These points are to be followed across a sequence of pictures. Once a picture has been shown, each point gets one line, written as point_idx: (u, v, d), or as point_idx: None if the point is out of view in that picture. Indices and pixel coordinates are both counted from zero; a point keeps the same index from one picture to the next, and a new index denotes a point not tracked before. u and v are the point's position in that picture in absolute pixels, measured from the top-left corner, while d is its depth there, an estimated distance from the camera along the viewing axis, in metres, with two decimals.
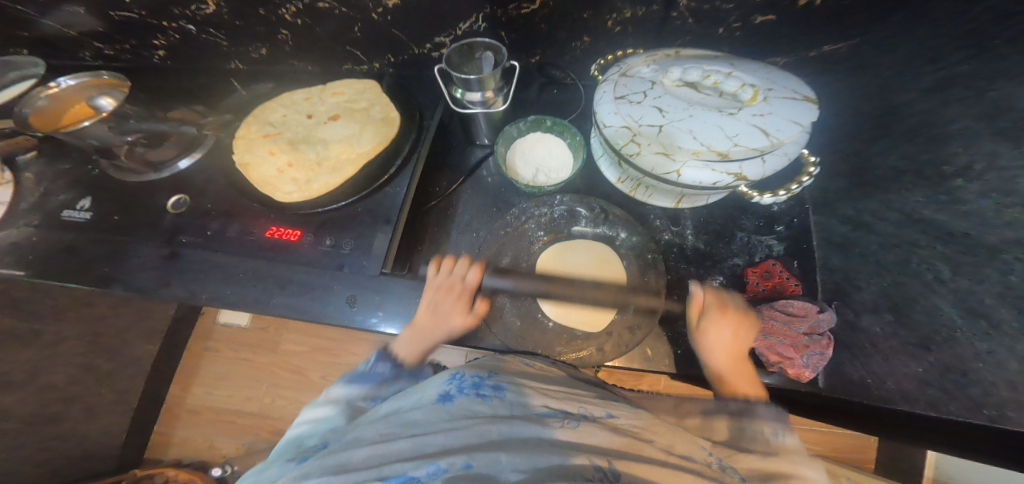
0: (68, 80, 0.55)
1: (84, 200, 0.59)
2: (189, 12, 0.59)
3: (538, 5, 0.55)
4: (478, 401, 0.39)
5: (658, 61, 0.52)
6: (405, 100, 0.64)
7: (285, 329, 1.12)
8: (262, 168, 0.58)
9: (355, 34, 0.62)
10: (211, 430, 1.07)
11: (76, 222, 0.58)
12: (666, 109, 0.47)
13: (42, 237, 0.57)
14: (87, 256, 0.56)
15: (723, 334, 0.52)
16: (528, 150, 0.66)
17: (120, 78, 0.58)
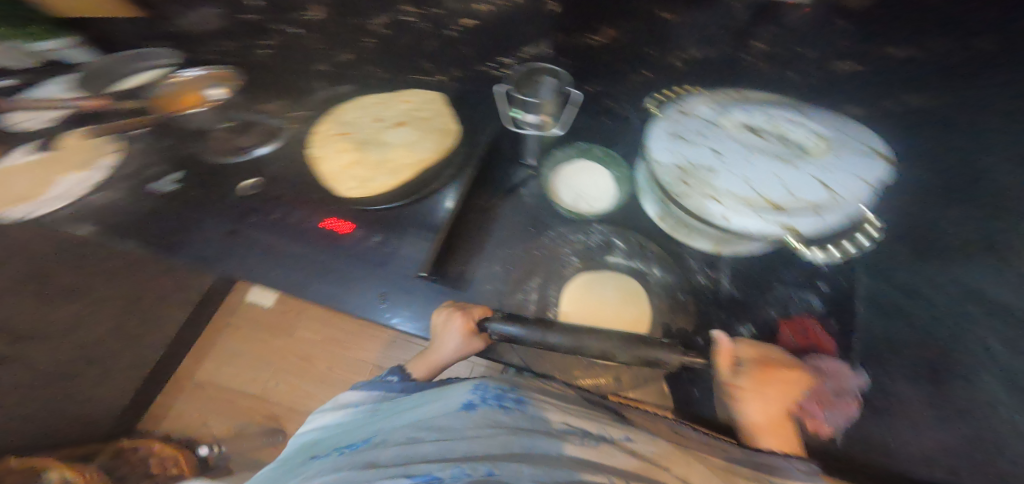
0: (192, 70, 0.69)
1: (172, 174, 0.64)
2: (297, 16, 0.66)
3: None
4: (500, 411, 0.41)
5: (721, 105, 0.54)
6: (466, 115, 0.67)
7: None
8: (330, 163, 0.62)
9: (430, 48, 0.67)
10: None
11: (161, 192, 0.63)
12: (723, 155, 0.49)
13: (133, 204, 0.63)
14: (168, 225, 0.62)
15: (751, 402, 0.49)
16: (572, 176, 0.66)
17: (228, 73, 0.69)
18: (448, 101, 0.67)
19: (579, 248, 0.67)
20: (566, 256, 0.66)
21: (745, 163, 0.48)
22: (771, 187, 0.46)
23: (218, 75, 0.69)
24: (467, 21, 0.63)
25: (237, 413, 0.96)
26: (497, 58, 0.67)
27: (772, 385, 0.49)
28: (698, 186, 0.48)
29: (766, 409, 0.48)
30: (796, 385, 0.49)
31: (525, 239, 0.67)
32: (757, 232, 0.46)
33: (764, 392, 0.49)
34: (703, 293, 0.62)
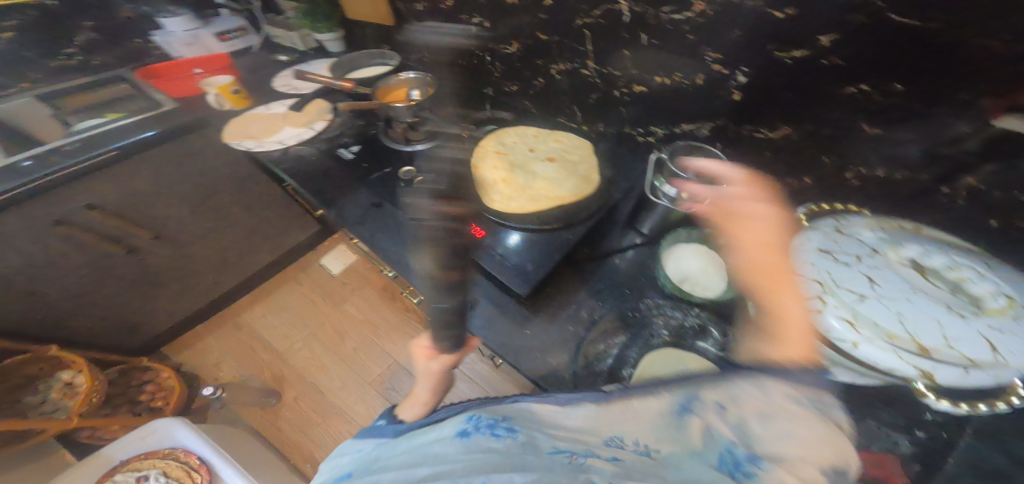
0: (413, 74, 0.83)
1: (353, 146, 0.80)
2: (495, 48, 0.79)
3: (776, 135, 0.53)
4: (494, 438, 0.37)
5: (888, 232, 0.43)
6: (610, 169, 0.73)
7: (356, 292, 1.39)
8: (484, 173, 0.71)
9: (591, 100, 0.72)
10: (229, 349, 1.26)
11: (342, 158, 0.78)
12: (877, 283, 0.38)
13: (314, 157, 0.79)
14: (329, 179, 0.75)
15: (755, 227, 0.50)
16: (684, 258, 0.61)
17: (434, 81, 0.82)
18: (594, 152, 0.75)
19: (673, 325, 0.59)
20: (656, 327, 0.60)
21: (905, 300, 0.36)
22: (929, 329, 0.35)
23: (426, 81, 0.83)
24: (637, 86, 0.63)
25: (249, 361, 1.24)
26: (648, 125, 0.68)
27: (734, 217, 0.52)
28: (832, 305, 0.37)
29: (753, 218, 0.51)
30: (754, 216, 0.51)
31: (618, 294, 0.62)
32: (886, 368, 0.34)
33: (744, 224, 0.51)
34: None
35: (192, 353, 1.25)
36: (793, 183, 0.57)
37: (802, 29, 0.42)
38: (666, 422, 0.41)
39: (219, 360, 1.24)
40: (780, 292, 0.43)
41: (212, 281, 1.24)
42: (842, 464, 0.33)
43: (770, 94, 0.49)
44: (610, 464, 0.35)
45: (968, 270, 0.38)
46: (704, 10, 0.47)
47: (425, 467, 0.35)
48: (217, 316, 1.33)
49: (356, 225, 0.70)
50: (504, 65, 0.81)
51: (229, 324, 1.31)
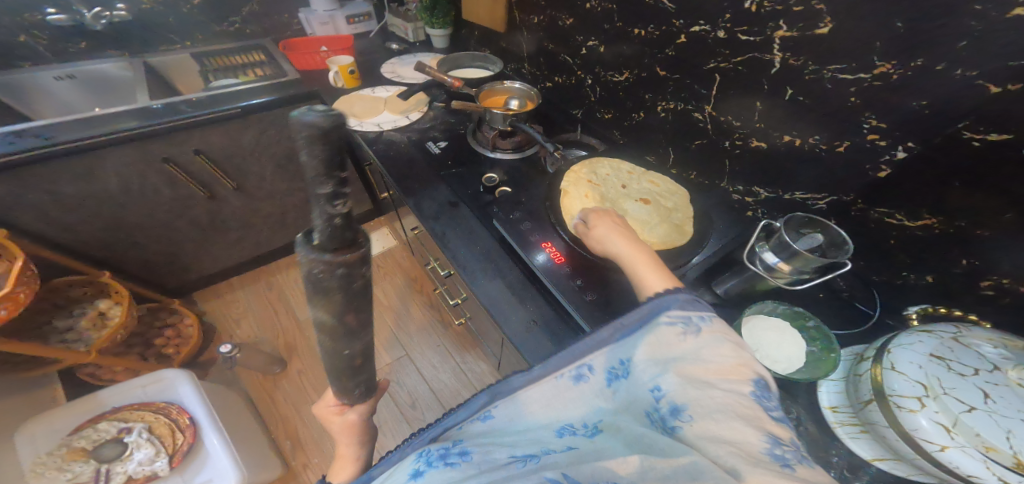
0: (518, 84, 0.84)
1: (441, 142, 0.82)
2: (601, 75, 0.78)
3: (916, 226, 0.48)
4: (446, 470, 0.28)
5: (1016, 352, 0.37)
6: (703, 219, 0.65)
7: (387, 279, 1.40)
8: (575, 203, 0.67)
9: (691, 145, 0.70)
10: (255, 307, 1.28)
11: (427, 151, 0.80)
12: (994, 398, 0.33)
13: (401, 144, 0.81)
14: (410, 168, 0.77)
15: (605, 231, 0.53)
16: (762, 333, 0.51)
17: (534, 97, 0.82)
18: (691, 200, 0.69)
19: None
20: None
21: (1022, 419, 0.31)
22: None
23: (527, 94, 0.83)
24: (755, 141, 0.60)
25: (270, 326, 1.24)
26: (753, 184, 0.64)
27: (609, 222, 0.54)
28: (930, 409, 0.33)
29: (610, 231, 0.52)
30: (607, 216, 0.55)
31: None
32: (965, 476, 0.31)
33: (602, 230, 0.53)
34: None
35: (220, 303, 1.28)
36: (908, 278, 0.52)
37: (1006, 114, 0.37)
38: (589, 394, 0.35)
39: (243, 316, 1.26)
40: (637, 260, 0.47)
41: (267, 238, 1.29)
42: (745, 391, 0.29)
43: (929, 179, 0.45)
44: (568, 454, 0.29)
45: None
46: (891, 72, 0.43)
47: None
48: (255, 270, 1.37)
49: (429, 220, 0.69)
50: (605, 91, 0.80)
51: (263, 282, 1.35)
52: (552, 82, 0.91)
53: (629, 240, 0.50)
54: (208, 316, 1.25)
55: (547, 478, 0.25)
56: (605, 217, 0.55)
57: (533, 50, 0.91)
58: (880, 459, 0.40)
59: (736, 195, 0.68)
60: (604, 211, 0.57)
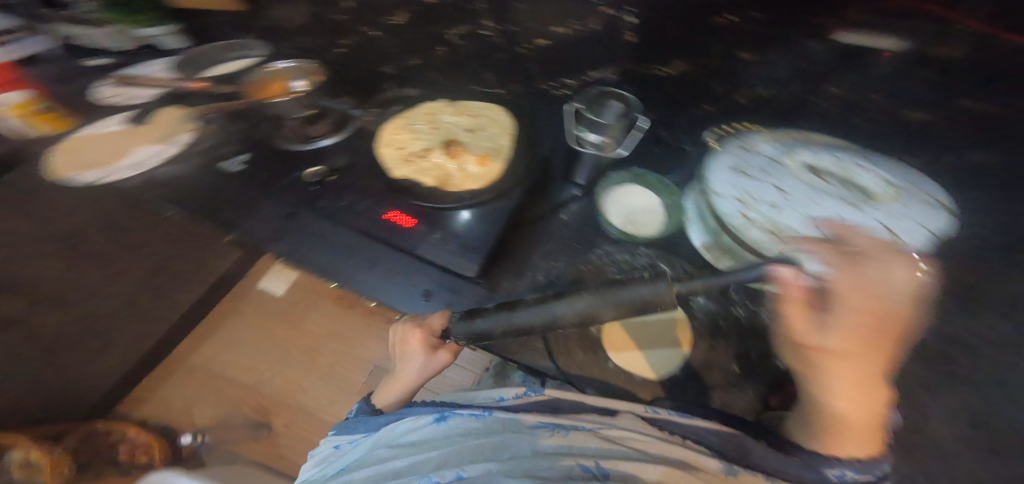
0: (290, 63, 0.74)
1: (243, 155, 0.69)
2: (382, 20, 0.76)
3: (670, 74, 0.68)
4: (472, 419, 0.55)
5: (780, 141, 0.58)
6: (531, 126, 0.72)
7: (312, 310, 1.39)
8: (408, 146, 0.70)
9: (499, 60, 0.74)
10: (199, 393, 1.31)
11: (229, 171, 0.68)
12: (785, 191, 0.53)
13: (185, 176, 0.71)
14: (215, 199, 0.67)
15: (831, 333, 0.43)
16: (623, 199, 0.73)
17: (315, 70, 0.75)
18: (511, 111, 0.73)
19: (624, 267, 0.70)
20: (611, 273, 0.69)
21: (817, 204, 0.51)
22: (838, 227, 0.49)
23: (305, 68, 0.75)
24: (539, 42, 0.69)
25: (223, 402, 1.30)
26: (561, 78, 0.73)
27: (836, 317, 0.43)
28: (760, 221, 0.53)
29: (845, 337, 0.43)
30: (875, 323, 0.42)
31: (573, 254, 0.72)
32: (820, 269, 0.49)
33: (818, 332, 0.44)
34: (741, 324, 0.67)
35: (151, 406, 1.28)
36: (694, 111, 0.71)
37: None
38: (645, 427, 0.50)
39: (187, 406, 1.30)
40: (852, 395, 0.44)
41: (134, 334, 1.14)
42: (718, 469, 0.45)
43: (654, 41, 0.65)
44: (573, 438, 0.49)
45: (855, 166, 0.53)
46: None
47: (400, 458, 0.53)
48: (159, 367, 1.31)
49: (274, 241, 0.65)
50: (400, 40, 0.78)
51: (177, 372, 1.32)
52: (339, 45, 0.83)
53: (866, 357, 0.43)
54: (150, 421, 1.27)
55: (582, 463, 0.44)
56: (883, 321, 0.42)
57: (309, 18, 0.83)
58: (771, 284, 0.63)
59: (558, 92, 0.75)
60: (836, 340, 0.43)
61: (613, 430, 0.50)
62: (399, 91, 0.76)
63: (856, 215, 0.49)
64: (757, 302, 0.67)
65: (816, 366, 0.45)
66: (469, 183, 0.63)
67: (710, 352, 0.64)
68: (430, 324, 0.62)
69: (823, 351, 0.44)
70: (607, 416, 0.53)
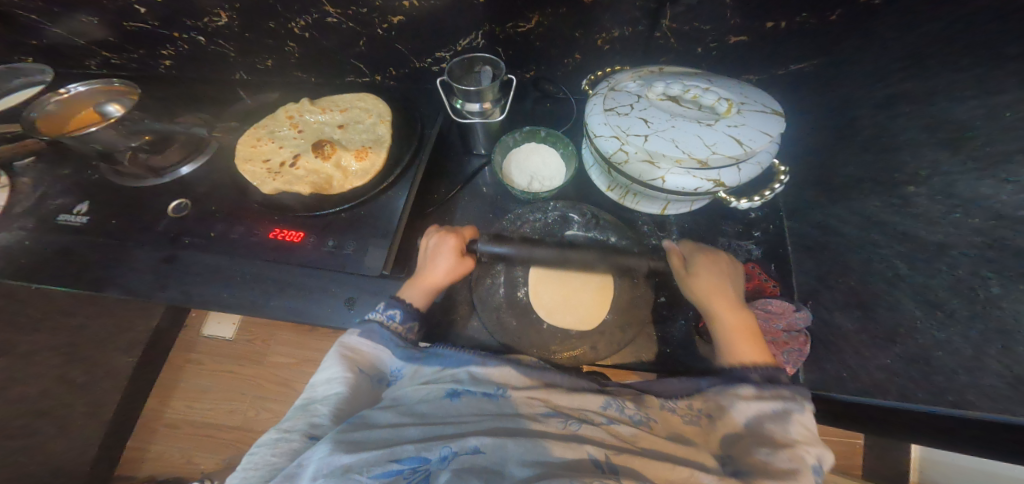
0: (78, 87, 0.63)
1: (80, 205, 0.66)
2: (201, 24, 0.68)
3: (532, 25, 0.67)
4: (485, 399, 0.45)
5: (643, 77, 0.63)
6: (407, 111, 0.73)
7: (271, 342, 1.32)
8: (274, 157, 0.66)
9: (360, 48, 0.71)
10: (186, 445, 1.24)
11: (72, 225, 0.64)
12: (651, 121, 0.57)
13: (34, 241, 0.64)
14: (83, 260, 0.63)
15: (711, 279, 0.58)
16: (523, 160, 0.74)
17: (129, 86, 0.66)
18: (380, 99, 0.73)
19: (539, 228, 0.72)
20: (528, 237, 0.71)
21: (678, 128, 0.56)
22: (696, 147, 0.54)
23: (114, 88, 0.66)
24: (394, 18, 0.64)
25: (218, 447, 1.23)
26: (433, 53, 0.72)
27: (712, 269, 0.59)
28: (636, 155, 0.57)
29: (715, 282, 0.57)
30: (730, 277, 0.59)
31: (486, 226, 0.72)
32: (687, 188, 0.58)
33: (706, 277, 0.58)
34: None
35: (151, 462, 1.23)
36: (570, 62, 0.76)
37: None
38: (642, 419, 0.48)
39: (187, 456, 1.23)
40: (732, 322, 0.55)
41: (83, 412, 1.11)
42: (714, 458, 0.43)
43: (508, 1, 0.61)
44: (594, 432, 0.43)
45: (697, 87, 0.58)
46: None
47: (414, 428, 0.40)
48: (138, 426, 1.25)
49: (158, 291, 0.61)
50: (236, 41, 0.71)
51: (160, 427, 1.26)
52: (166, 58, 0.77)
53: (731, 296, 0.57)
54: (159, 475, 1.22)
55: (595, 456, 0.39)
56: (733, 275, 0.60)
57: (112, 35, 0.72)
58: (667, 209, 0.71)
59: (432, 67, 0.75)
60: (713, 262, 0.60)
61: (619, 422, 0.46)
62: (253, 100, 0.76)
63: (709, 134, 0.54)
64: (667, 230, 0.74)
65: (707, 294, 0.57)
66: (352, 180, 0.64)
67: (632, 285, 0.68)
68: (458, 229, 0.64)
69: (688, 257, 0.62)
70: (593, 406, 0.48)
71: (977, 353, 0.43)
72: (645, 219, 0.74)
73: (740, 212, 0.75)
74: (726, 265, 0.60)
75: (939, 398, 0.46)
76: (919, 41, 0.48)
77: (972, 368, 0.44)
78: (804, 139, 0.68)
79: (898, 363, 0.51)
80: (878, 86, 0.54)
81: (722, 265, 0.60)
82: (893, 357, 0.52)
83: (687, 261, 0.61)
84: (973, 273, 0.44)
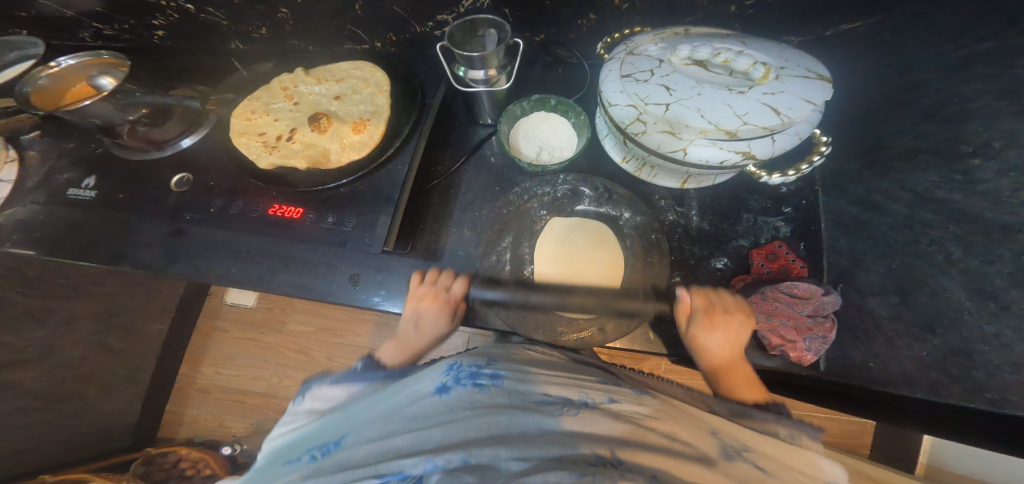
0: (68, 59, 0.61)
1: (88, 179, 0.66)
2: None
3: None
4: (476, 391, 0.43)
5: (665, 40, 0.56)
6: (406, 81, 0.69)
7: (290, 312, 1.37)
8: (270, 131, 0.64)
9: (356, 13, 0.66)
10: (218, 410, 1.33)
11: (83, 200, 0.65)
12: (674, 88, 0.51)
13: (49, 216, 0.65)
14: (98, 236, 0.64)
15: (713, 335, 0.57)
16: (532, 129, 0.70)
17: (120, 58, 0.65)
18: (377, 67, 0.69)
19: (548, 202, 0.70)
20: (536, 211, 0.69)
21: (705, 96, 0.49)
22: (725, 117, 0.48)
23: (104, 60, 0.64)
24: None
25: (247, 412, 1.32)
26: (435, 16, 0.66)
27: (720, 328, 0.57)
28: (654, 126, 0.52)
29: (720, 337, 0.57)
30: (739, 329, 0.58)
31: (492, 200, 0.69)
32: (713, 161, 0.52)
33: (713, 339, 0.57)
34: (674, 230, 0.68)
35: (187, 425, 1.33)
36: (585, 22, 0.69)
37: None
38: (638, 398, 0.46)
39: (219, 421, 1.32)
40: (729, 372, 0.58)
41: (125, 378, 1.20)
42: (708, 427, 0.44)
43: None
44: (586, 416, 0.41)
45: (729, 49, 0.51)
46: None
47: (401, 434, 0.38)
48: (173, 392, 1.35)
49: (170, 267, 0.62)
50: (227, 9, 0.67)
51: (193, 393, 1.35)
52: (158, 28, 0.74)
53: (733, 351, 0.58)
54: (195, 438, 1.32)
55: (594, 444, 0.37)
56: (742, 326, 0.58)
57: (101, 5, 0.70)
58: (687, 182, 0.66)
59: (434, 31, 0.70)
60: (727, 306, 0.59)
61: (627, 406, 0.44)
62: (252, 70, 0.74)
63: (742, 102, 0.48)
64: (685, 205, 0.68)
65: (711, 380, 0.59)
66: (349, 155, 0.61)
67: (646, 264, 0.65)
68: (450, 273, 0.62)
69: (691, 298, 0.60)
70: (594, 386, 0.47)
71: None
72: (662, 194, 0.69)
73: (769, 187, 0.69)
74: (736, 316, 0.58)
75: (977, 395, 0.43)
76: None
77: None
78: (848, 107, 0.61)
79: (934, 354, 0.47)
80: (949, 44, 0.46)
81: (731, 322, 0.58)
82: (929, 348, 0.48)
83: (695, 311, 0.59)
84: None
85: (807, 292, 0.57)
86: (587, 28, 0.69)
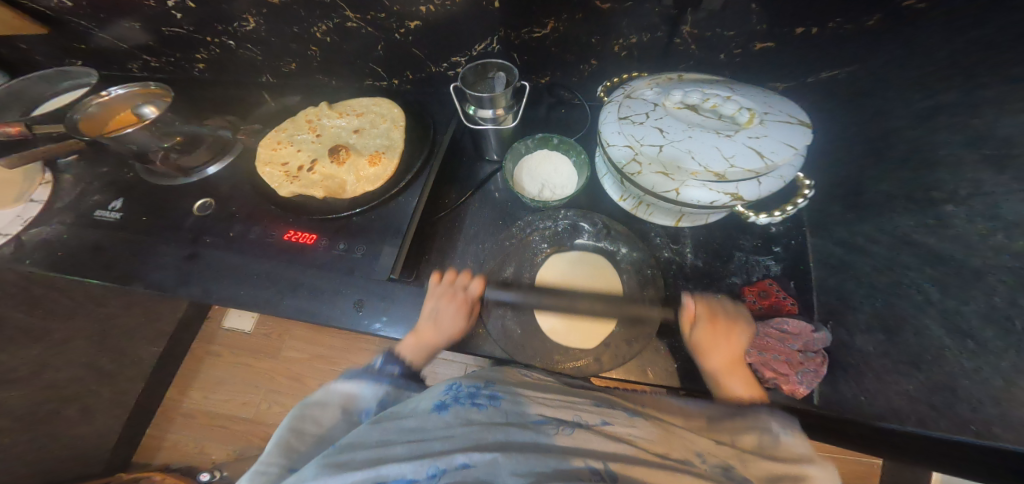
0: (117, 88, 0.67)
1: (115, 201, 0.70)
2: (231, 29, 0.71)
3: (548, 30, 0.66)
4: (473, 409, 0.45)
5: (660, 86, 0.61)
6: (421, 118, 0.75)
7: (288, 337, 1.37)
8: (291, 161, 0.69)
9: (378, 52, 0.73)
10: (202, 436, 1.29)
11: (107, 221, 0.68)
12: (667, 131, 0.55)
13: (71, 234, 0.68)
14: (114, 254, 0.67)
15: (716, 338, 0.61)
16: (535, 168, 0.75)
17: (163, 88, 0.69)
18: (395, 103, 0.75)
19: (548, 236, 0.73)
20: (537, 244, 0.72)
21: (695, 139, 0.54)
22: (713, 159, 0.52)
23: (148, 90, 0.69)
24: (412, 22, 0.65)
25: (232, 438, 1.28)
26: (449, 57, 0.72)
27: (722, 333, 0.61)
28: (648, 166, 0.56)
29: (724, 346, 0.60)
30: (740, 335, 0.62)
31: (494, 232, 0.72)
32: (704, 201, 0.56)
33: (716, 341, 0.61)
34: (670, 267, 0.70)
35: (167, 450, 1.29)
36: (587, 68, 0.75)
37: None
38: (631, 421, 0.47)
39: (201, 447, 1.28)
40: (732, 376, 0.60)
41: (110, 397, 1.17)
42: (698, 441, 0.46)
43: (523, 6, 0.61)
44: (582, 435, 0.41)
45: (717, 96, 0.56)
46: None
47: (401, 445, 0.39)
48: (159, 414, 1.31)
49: (179, 287, 0.64)
50: (263, 45, 0.74)
51: (178, 417, 1.31)
52: (198, 61, 0.81)
53: (735, 353, 0.61)
54: (173, 463, 1.28)
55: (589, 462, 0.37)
56: (741, 328, 0.63)
57: (151, 39, 0.76)
58: (681, 220, 0.70)
59: (448, 71, 0.76)
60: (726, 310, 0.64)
61: (621, 429, 0.44)
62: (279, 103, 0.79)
63: (729, 146, 0.52)
64: (680, 242, 0.72)
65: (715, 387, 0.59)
66: (364, 185, 0.65)
67: (642, 296, 0.67)
68: (466, 275, 0.67)
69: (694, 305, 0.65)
70: (589, 408, 0.48)
71: (1013, 388, 0.40)
72: (658, 230, 0.73)
73: (759, 226, 0.73)
74: (738, 322, 0.63)
75: (963, 430, 0.44)
76: (961, 53, 0.46)
77: (1005, 402, 0.40)
78: (829, 150, 0.66)
79: (921, 390, 0.48)
80: (916, 98, 0.51)
81: (733, 324, 0.63)
82: (915, 383, 0.49)
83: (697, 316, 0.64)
84: (1012, 302, 0.40)
85: (797, 328, 0.60)
86: (588, 73, 0.76)
